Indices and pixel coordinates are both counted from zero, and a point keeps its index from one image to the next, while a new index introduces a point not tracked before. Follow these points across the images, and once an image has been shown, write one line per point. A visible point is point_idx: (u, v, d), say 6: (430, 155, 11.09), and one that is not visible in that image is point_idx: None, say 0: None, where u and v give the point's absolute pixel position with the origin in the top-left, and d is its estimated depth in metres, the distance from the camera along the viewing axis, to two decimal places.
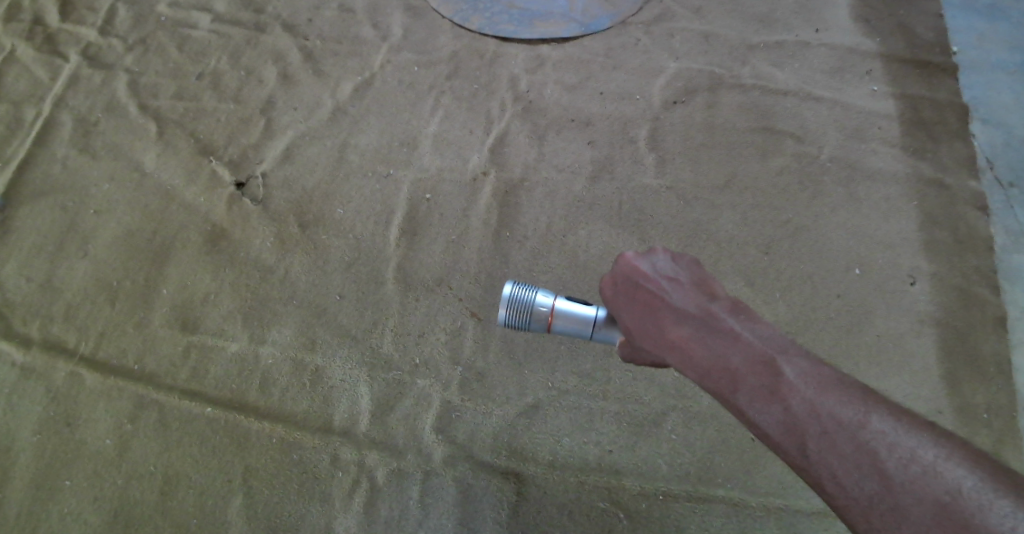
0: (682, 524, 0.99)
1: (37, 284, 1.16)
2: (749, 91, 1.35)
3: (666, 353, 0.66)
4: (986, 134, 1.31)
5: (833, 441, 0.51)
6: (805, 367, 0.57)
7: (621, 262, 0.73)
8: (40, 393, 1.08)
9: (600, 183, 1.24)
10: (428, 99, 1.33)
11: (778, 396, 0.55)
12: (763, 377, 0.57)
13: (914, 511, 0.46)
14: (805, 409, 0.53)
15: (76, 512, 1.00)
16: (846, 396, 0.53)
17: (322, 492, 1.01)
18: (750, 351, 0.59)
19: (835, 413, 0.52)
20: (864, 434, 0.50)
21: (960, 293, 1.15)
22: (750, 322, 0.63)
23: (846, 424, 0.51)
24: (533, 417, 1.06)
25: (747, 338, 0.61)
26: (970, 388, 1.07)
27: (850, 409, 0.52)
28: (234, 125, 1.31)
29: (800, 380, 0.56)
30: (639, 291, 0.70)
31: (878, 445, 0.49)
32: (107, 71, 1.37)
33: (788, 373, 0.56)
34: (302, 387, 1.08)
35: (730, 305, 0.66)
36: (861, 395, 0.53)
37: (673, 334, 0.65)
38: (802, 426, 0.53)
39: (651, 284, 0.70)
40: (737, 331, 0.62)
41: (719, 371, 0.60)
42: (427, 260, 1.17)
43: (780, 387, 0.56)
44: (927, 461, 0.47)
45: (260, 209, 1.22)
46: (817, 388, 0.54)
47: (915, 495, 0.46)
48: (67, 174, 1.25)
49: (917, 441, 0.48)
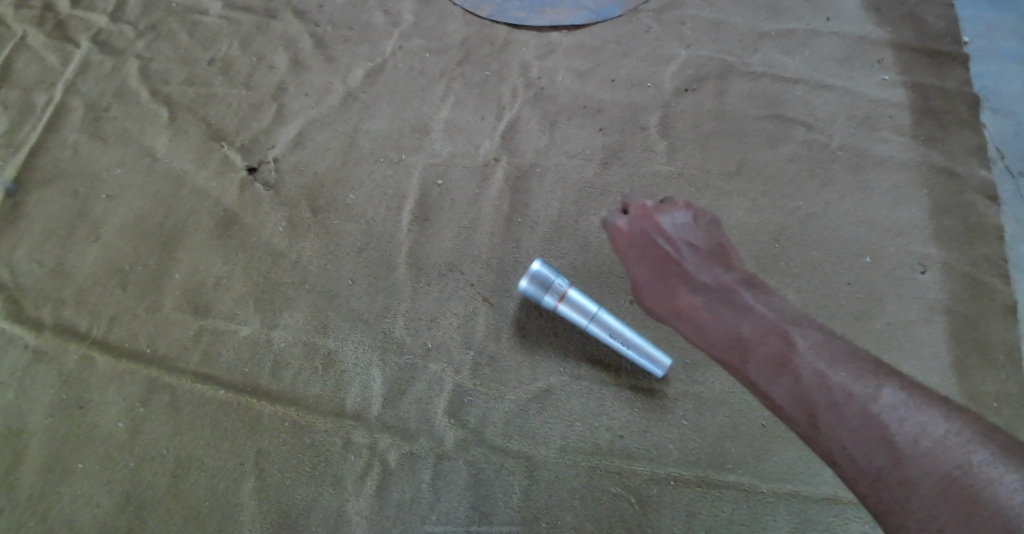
0: (692, 509, 1.00)
1: (49, 268, 1.16)
2: (760, 79, 1.34)
3: (682, 323, 0.91)
4: (996, 124, 1.31)
5: (833, 411, 0.72)
6: (817, 342, 0.78)
7: (643, 244, 0.99)
8: (52, 377, 1.09)
9: (611, 170, 1.24)
10: (438, 85, 1.33)
11: (788, 370, 0.77)
12: (773, 348, 0.80)
13: (923, 480, 0.64)
14: (813, 380, 0.75)
15: (87, 494, 1.01)
16: (858, 372, 0.73)
17: (334, 475, 1.02)
18: (759, 325, 0.83)
19: (851, 391, 0.72)
20: (875, 409, 0.69)
21: (971, 281, 1.16)
22: (758, 296, 0.88)
23: (856, 400, 0.71)
24: (545, 401, 1.06)
25: (756, 314, 0.85)
26: (980, 376, 1.08)
27: (865, 385, 0.72)
28: (244, 110, 1.31)
29: (812, 354, 0.77)
30: (670, 266, 0.96)
31: (888, 420, 0.68)
32: (117, 58, 1.37)
33: (800, 347, 0.78)
34: (315, 370, 1.09)
35: (743, 281, 0.91)
36: (873, 375, 0.72)
37: (696, 312, 0.89)
38: (812, 400, 0.74)
39: (676, 268, 0.95)
40: (746, 308, 0.86)
41: (731, 341, 0.84)
42: (439, 246, 1.17)
43: (792, 359, 0.78)
44: (938, 436, 0.65)
45: (272, 194, 1.22)
46: (826, 361, 0.76)
47: (924, 469, 0.64)
48: (78, 159, 1.26)
49: (925, 416, 0.67)
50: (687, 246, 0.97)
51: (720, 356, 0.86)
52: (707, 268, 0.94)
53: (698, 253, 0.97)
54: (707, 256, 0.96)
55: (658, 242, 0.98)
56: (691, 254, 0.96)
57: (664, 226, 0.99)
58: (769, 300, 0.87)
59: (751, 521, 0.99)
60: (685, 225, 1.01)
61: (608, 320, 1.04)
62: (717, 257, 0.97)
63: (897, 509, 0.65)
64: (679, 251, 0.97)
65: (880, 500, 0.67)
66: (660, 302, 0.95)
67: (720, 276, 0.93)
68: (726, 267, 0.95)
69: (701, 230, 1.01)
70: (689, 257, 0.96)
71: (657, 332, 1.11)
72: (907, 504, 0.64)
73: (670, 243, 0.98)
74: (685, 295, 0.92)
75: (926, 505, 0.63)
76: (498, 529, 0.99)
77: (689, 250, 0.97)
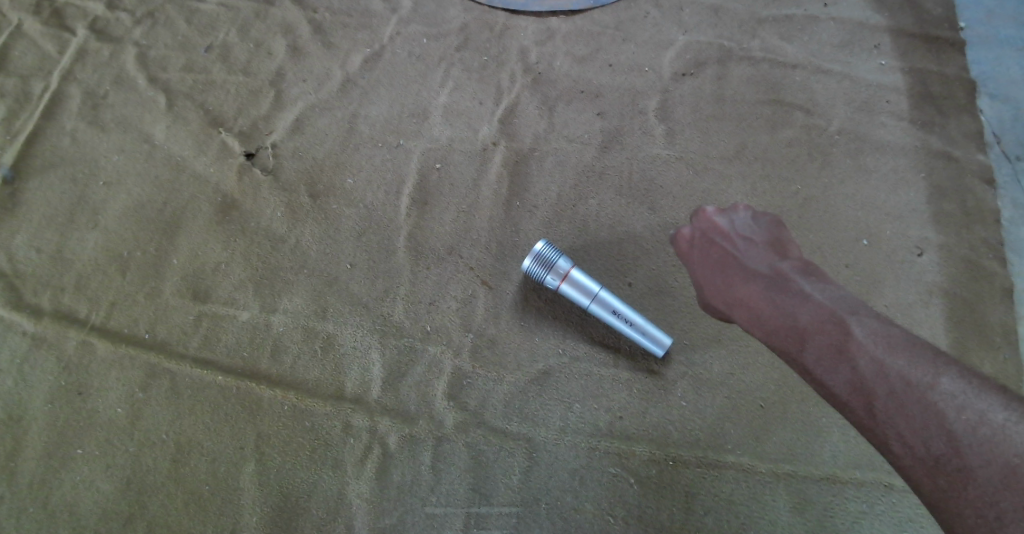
0: (692, 489, 1.02)
1: (48, 256, 1.16)
2: (759, 64, 1.34)
3: (740, 314, 0.92)
4: (993, 109, 1.31)
5: (892, 399, 0.72)
6: (874, 329, 0.78)
7: (701, 240, 1.01)
8: (52, 362, 1.09)
9: (610, 154, 1.24)
10: (437, 71, 1.33)
11: (845, 357, 0.78)
12: (830, 337, 0.80)
13: (980, 466, 0.65)
14: (869, 368, 0.75)
15: (89, 478, 1.02)
16: (917, 361, 0.73)
17: (336, 458, 1.03)
18: (816, 314, 0.83)
19: (908, 378, 0.72)
20: (933, 398, 0.70)
21: (968, 265, 1.17)
22: (814, 286, 0.87)
23: (916, 388, 0.71)
24: (545, 383, 1.07)
25: (812, 302, 0.84)
26: (977, 357, 1.10)
27: (924, 374, 0.72)
28: (243, 96, 1.30)
29: (868, 341, 0.77)
30: (725, 258, 0.97)
31: (946, 408, 0.69)
32: (114, 45, 1.36)
33: (856, 335, 0.78)
34: (314, 353, 1.09)
35: (798, 272, 0.91)
36: (932, 362, 0.72)
37: (754, 303, 0.90)
38: (871, 388, 0.74)
39: (732, 261, 0.96)
40: (802, 297, 0.86)
41: (788, 331, 0.85)
42: (438, 229, 1.17)
43: (849, 347, 0.78)
44: (997, 425, 0.65)
45: (271, 179, 1.22)
46: (883, 348, 0.75)
47: (984, 457, 0.65)
48: (77, 147, 1.25)
49: (986, 405, 0.67)
50: (743, 239, 0.98)
51: (777, 345, 0.86)
52: (763, 258, 0.95)
53: (754, 244, 0.97)
54: (764, 247, 0.97)
55: (713, 238, 1.00)
56: (747, 247, 0.98)
57: (721, 225, 1.01)
58: (827, 290, 0.86)
59: (750, 501, 1.01)
60: (743, 220, 1.02)
61: (609, 299, 1.04)
62: (775, 246, 0.97)
63: (955, 497, 0.66)
64: (735, 244, 0.98)
65: (937, 488, 0.67)
66: (716, 293, 0.96)
67: (776, 264, 0.93)
68: (783, 255, 0.95)
69: (759, 224, 1.02)
70: (745, 249, 0.97)
71: (656, 315, 1.11)
72: (965, 492, 0.65)
73: (724, 237, 0.99)
74: (742, 284, 0.93)
75: (984, 493, 0.64)
76: (500, 510, 1.00)
77: (745, 243, 0.98)
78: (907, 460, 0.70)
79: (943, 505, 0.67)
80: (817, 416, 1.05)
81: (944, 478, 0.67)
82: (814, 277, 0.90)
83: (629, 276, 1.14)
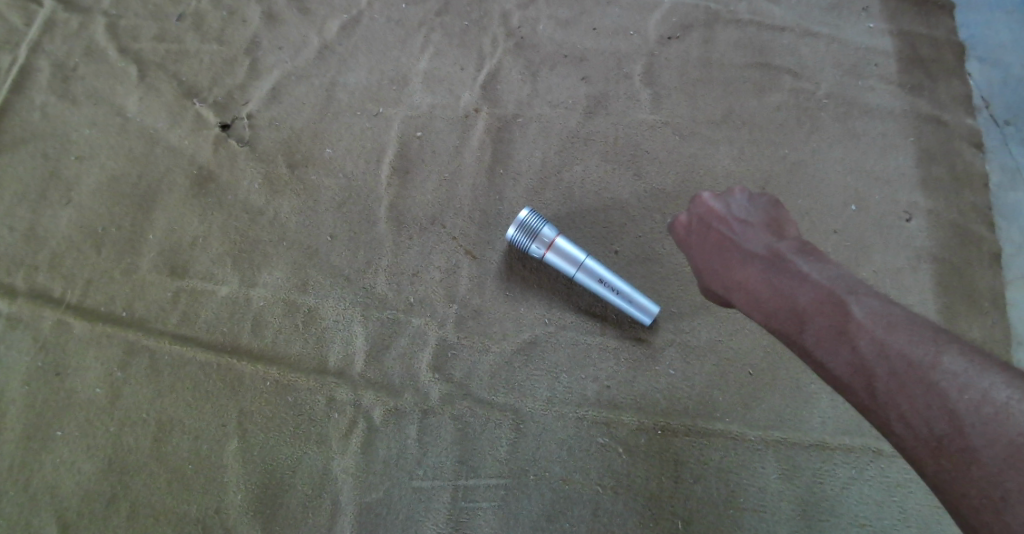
0: (681, 457, 1.01)
1: (19, 234, 1.12)
2: (747, 27, 1.31)
3: (738, 296, 0.90)
4: (983, 73, 1.30)
5: (896, 380, 0.70)
6: (872, 309, 0.76)
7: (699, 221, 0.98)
8: (28, 344, 1.06)
9: (595, 120, 1.22)
10: (416, 36, 1.29)
11: (846, 340, 0.76)
12: (829, 319, 0.78)
13: (984, 445, 0.63)
14: (869, 348, 0.74)
15: (70, 459, 1.00)
16: (918, 339, 0.71)
17: (319, 433, 1.02)
18: (816, 294, 0.81)
19: (909, 358, 0.70)
20: (934, 377, 0.68)
21: (957, 230, 1.16)
22: (813, 265, 0.85)
23: (918, 367, 0.69)
24: (531, 353, 1.05)
25: (812, 283, 0.82)
26: (965, 322, 1.10)
27: (925, 353, 0.70)
28: (217, 66, 1.26)
29: (867, 322, 0.75)
30: (722, 241, 0.94)
31: (948, 387, 0.67)
32: (82, 14, 1.30)
33: (856, 315, 0.76)
34: (295, 327, 1.07)
35: (796, 251, 0.88)
36: (932, 340, 0.71)
37: (752, 287, 0.88)
38: (871, 369, 0.73)
39: (729, 244, 0.93)
40: (800, 277, 0.84)
41: (788, 314, 0.83)
42: (420, 199, 1.15)
43: (849, 329, 0.76)
44: (1000, 405, 0.64)
45: (248, 150, 1.18)
46: (883, 329, 0.74)
47: (987, 437, 0.63)
48: (46, 121, 1.20)
49: (990, 383, 0.65)
50: (739, 221, 0.96)
51: (776, 328, 0.84)
52: (761, 238, 0.92)
53: (751, 225, 0.95)
54: (761, 228, 0.94)
55: (710, 223, 0.97)
56: (744, 229, 0.95)
57: (717, 209, 0.98)
58: (826, 269, 0.84)
59: (738, 468, 1.00)
60: (740, 203, 0.99)
61: (595, 267, 1.02)
62: (771, 227, 0.94)
63: (959, 477, 0.64)
64: (731, 226, 0.95)
65: (941, 469, 0.66)
66: (714, 277, 0.94)
67: (773, 244, 0.90)
68: (780, 235, 0.92)
69: (756, 205, 0.99)
70: (742, 230, 0.94)
71: (642, 282, 1.10)
72: (969, 473, 0.64)
73: (721, 221, 0.97)
74: (739, 268, 0.90)
75: (989, 473, 0.62)
76: (487, 482, 0.99)
77: (741, 225, 0.95)
78: (910, 440, 0.69)
79: (946, 486, 0.65)
80: (806, 382, 1.05)
81: (948, 459, 0.65)
82: (812, 256, 0.87)
83: (615, 244, 1.12)
